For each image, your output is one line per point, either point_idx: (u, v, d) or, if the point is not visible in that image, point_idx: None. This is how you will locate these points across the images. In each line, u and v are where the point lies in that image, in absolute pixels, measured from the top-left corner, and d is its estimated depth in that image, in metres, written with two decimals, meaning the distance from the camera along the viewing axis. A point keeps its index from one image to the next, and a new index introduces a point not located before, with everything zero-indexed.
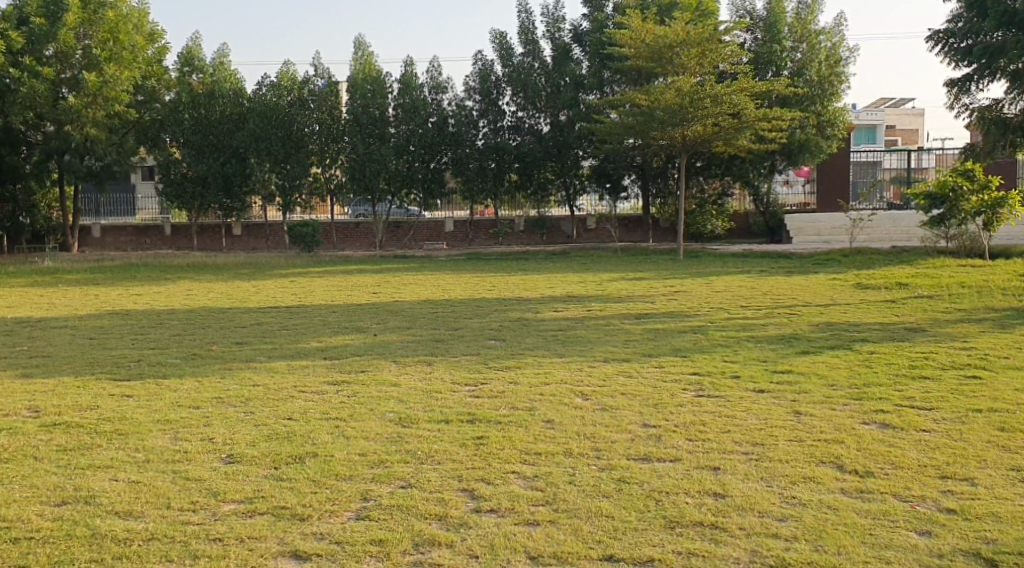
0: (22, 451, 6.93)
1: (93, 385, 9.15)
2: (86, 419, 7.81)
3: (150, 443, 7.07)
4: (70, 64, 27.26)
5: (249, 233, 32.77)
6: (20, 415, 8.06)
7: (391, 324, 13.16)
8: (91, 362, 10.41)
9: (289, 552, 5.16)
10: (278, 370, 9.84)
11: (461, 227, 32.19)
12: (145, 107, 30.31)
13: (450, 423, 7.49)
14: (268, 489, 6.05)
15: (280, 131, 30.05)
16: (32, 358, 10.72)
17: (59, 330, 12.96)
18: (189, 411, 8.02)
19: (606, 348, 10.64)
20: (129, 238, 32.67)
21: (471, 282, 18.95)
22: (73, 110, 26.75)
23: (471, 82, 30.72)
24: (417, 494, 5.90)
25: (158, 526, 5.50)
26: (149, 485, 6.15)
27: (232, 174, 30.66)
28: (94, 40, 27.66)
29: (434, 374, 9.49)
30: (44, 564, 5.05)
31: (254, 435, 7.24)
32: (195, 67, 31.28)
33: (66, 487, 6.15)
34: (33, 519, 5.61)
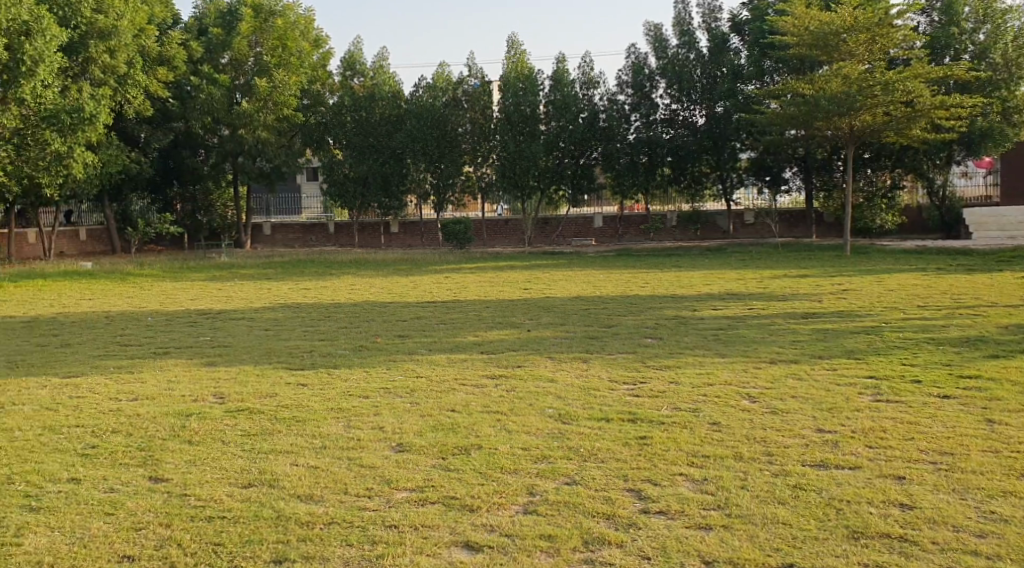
0: (210, 435, 7.32)
1: (270, 373, 9.57)
2: (266, 406, 8.16)
3: (325, 430, 7.32)
4: (244, 71, 29.66)
5: (405, 231, 33.63)
6: (207, 400, 8.51)
7: (545, 320, 13.20)
8: (268, 352, 10.89)
9: (461, 541, 5.22)
10: (440, 363, 10.01)
11: (612, 223, 31.93)
12: (310, 110, 31.73)
13: (612, 421, 7.40)
14: (438, 478, 6.14)
15: (434, 130, 30.72)
16: (214, 347, 11.33)
17: (237, 321, 13.65)
18: (359, 400, 8.26)
19: (773, 348, 10.29)
20: (296, 235, 34.23)
21: (625, 279, 18.77)
22: (247, 115, 28.83)
23: (624, 75, 30.49)
24: (584, 491, 5.85)
25: (337, 511, 5.66)
26: (325, 470, 6.36)
27: (391, 174, 31.46)
28: (264, 47, 29.73)
29: (593, 371, 9.41)
30: (236, 543, 5.30)
31: (422, 425, 7.37)
32: (356, 71, 32.55)
33: (251, 470, 6.44)
34: (224, 499, 5.90)
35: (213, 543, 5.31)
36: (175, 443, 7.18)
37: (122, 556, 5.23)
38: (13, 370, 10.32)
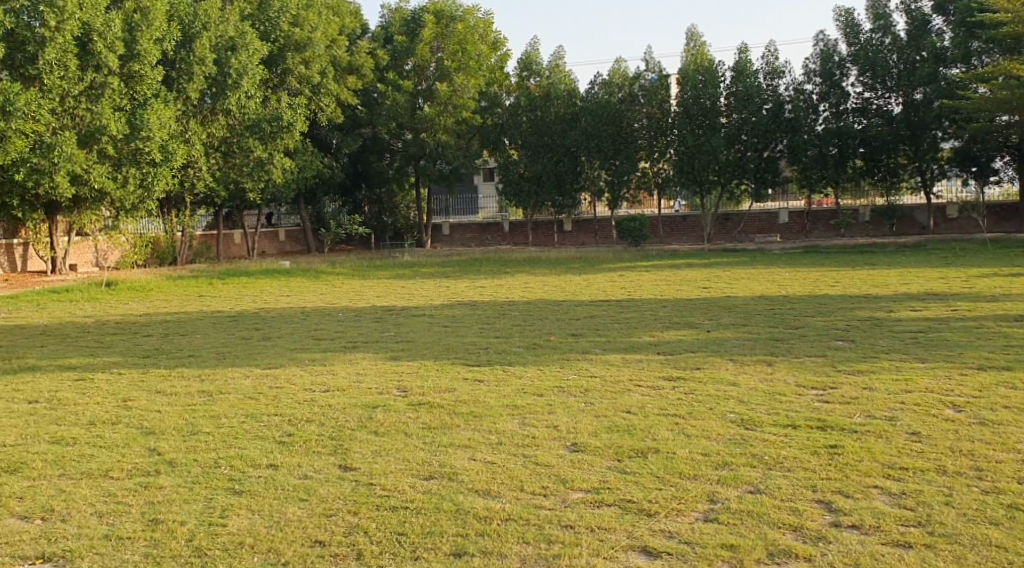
0: (393, 427, 7.47)
1: (449, 369, 9.71)
2: (445, 400, 8.26)
3: (502, 427, 7.31)
4: (426, 76, 30.86)
5: (578, 229, 33.67)
6: (389, 393, 8.71)
7: (726, 320, 12.77)
8: (447, 348, 11.06)
9: (639, 546, 5.04)
10: (616, 362, 9.84)
11: (797, 219, 30.94)
12: (488, 112, 32.48)
13: (798, 428, 7.01)
14: (614, 480, 5.99)
15: (610, 127, 30.55)
16: (396, 342, 11.63)
17: (418, 318, 13.97)
18: (535, 398, 8.23)
19: (979, 354, 9.49)
20: (473, 235, 34.97)
21: (811, 278, 17.91)
22: (428, 119, 30.16)
23: (812, 64, 29.23)
24: (769, 501, 5.54)
25: (514, 508, 5.61)
26: (503, 467, 6.34)
27: (565, 172, 31.57)
28: (445, 51, 30.87)
29: (777, 375, 8.98)
30: (417, 534, 5.34)
31: (597, 426, 7.24)
32: (532, 72, 32.70)
33: (432, 463, 6.51)
34: (406, 491, 5.98)
35: (396, 533, 5.38)
36: (362, 433, 7.37)
37: (314, 541, 5.37)
38: (218, 360, 10.99)
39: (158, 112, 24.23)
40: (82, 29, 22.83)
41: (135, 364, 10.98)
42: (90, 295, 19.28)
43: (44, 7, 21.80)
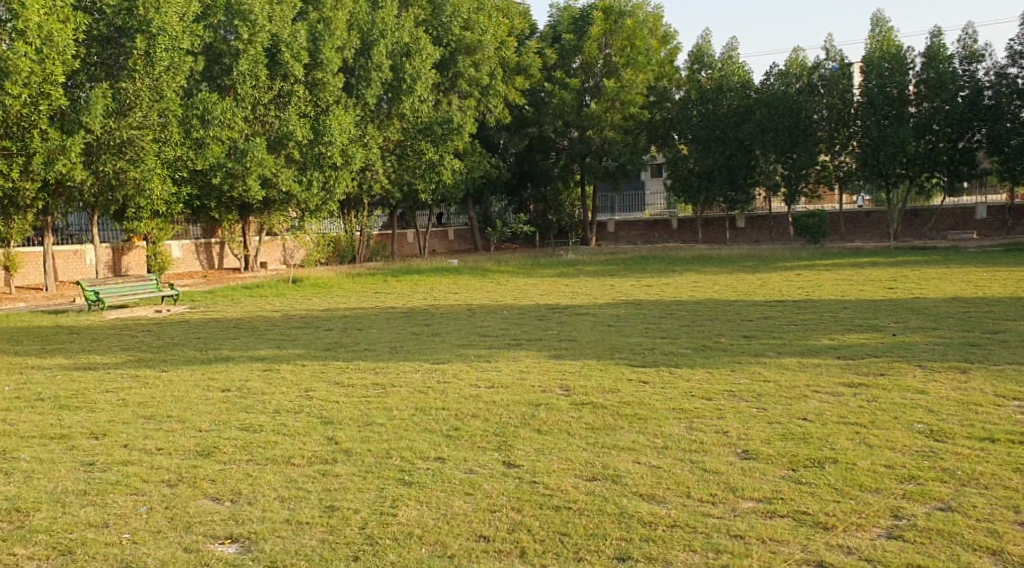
0: (557, 426, 7.36)
1: (614, 369, 9.52)
2: (610, 401, 8.08)
3: (668, 430, 7.05)
4: (593, 73, 30.99)
5: (752, 225, 32.50)
6: (553, 392, 8.62)
7: (913, 323, 11.93)
8: (612, 348, 10.86)
9: (816, 561, 4.69)
10: (790, 367, 9.35)
11: (997, 214, 28.70)
12: (656, 107, 32.11)
13: (997, 442, 6.40)
14: (787, 490, 5.63)
15: (788, 119, 29.18)
16: (561, 341, 11.54)
17: (583, 316, 13.83)
18: (703, 401, 7.91)
19: None
20: (641, 232, 34.51)
21: (1011, 279, 16.50)
22: (595, 117, 30.13)
23: (1015, 46, 27.11)
24: (963, 520, 5.04)
25: (680, 514, 5.37)
26: (669, 471, 6.10)
27: (737, 166, 30.66)
28: (613, 48, 30.96)
29: (972, 383, 8.25)
30: (580, 535, 5.20)
31: (769, 433, 6.86)
32: (704, 64, 31.80)
33: (596, 464, 6.35)
34: (570, 491, 5.85)
35: (559, 533, 5.25)
36: (526, 431, 7.30)
37: (478, 536, 5.31)
38: (391, 355, 11.23)
39: (339, 118, 25.52)
40: (272, 41, 24.52)
41: (315, 357, 11.39)
42: (277, 291, 20.27)
43: (240, 22, 23.57)
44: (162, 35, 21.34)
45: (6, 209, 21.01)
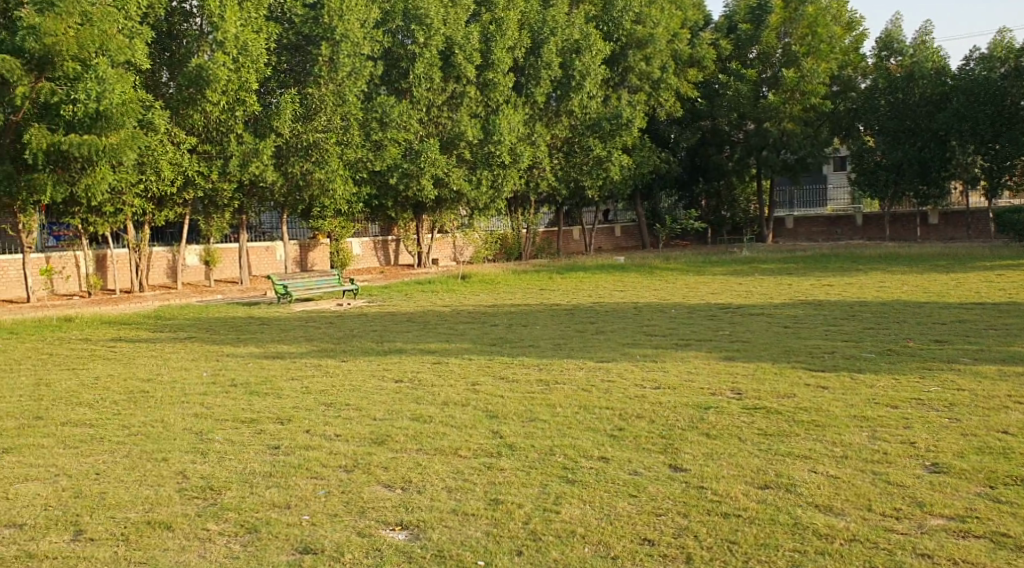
0: (726, 430, 7.04)
1: (789, 373, 9.05)
2: (785, 406, 7.66)
3: (848, 439, 6.59)
4: (771, 63, 29.91)
5: (947, 222, 30.59)
6: (723, 395, 8.28)
7: None
8: (787, 350, 10.34)
9: None
10: (987, 375, 8.59)
11: None
12: (840, 97, 30.74)
13: None
14: (983, 509, 5.12)
15: (989, 107, 26.75)
16: (733, 342, 11.11)
17: (757, 317, 13.28)
18: (888, 410, 7.36)
19: None
20: (821, 228, 33.26)
21: None
22: (772, 107, 29.02)
23: None
24: None
25: (860, 528, 4.98)
26: (848, 483, 5.68)
27: (931, 159, 28.55)
28: (794, 37, 29.84)
29: None
30: (750, 544, 4.90)
31: (963, 446, 6.29)
32: (893, 51, 30.36)
33: (768, 471, 6.01)
34: (739, 498, 5.55)
35: (727, 541, 4.97)
36: (693, 434, 7.01)
37: (643, 539, 5.10)
38: (556, 352, 11.15)
39: (510, 116, 25.80)
40: (446, 43, 25.05)
41: (484, 352, 11.45)
42: (448, 287, 20.67)
43: (416, 26, 24.26)
44: (344, 42, 22.34)
45: (207, 208, 22.46)
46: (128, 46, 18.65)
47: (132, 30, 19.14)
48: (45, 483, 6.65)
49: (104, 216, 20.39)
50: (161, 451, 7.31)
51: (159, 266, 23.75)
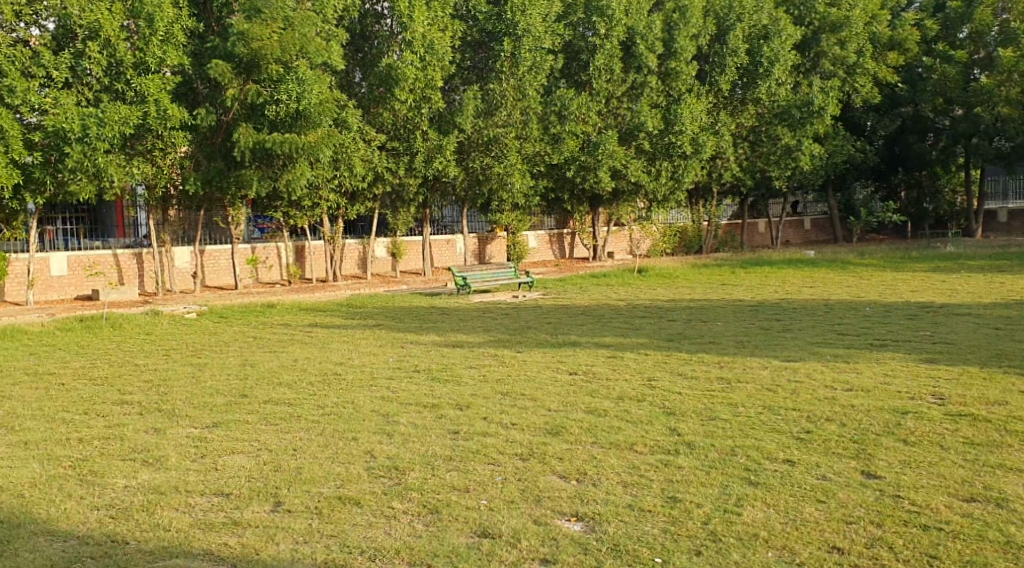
0: (926, 437, 6.52)
1: (1000, 379, 8.30)
2: (995, 414, 7.03)
3: None
4: (984, 43, 28.01)
5: None
6: (923, 400, 7.70)
7: None
8: (997, 354, 9.50)
9: None
10: None
11: None
12: None
13: None
14: None
15: None
16: (936, 344, 10.33)
17: (962, 317, 12.32)
18: None
19: None
20: None
21: None
22: (985, 90, 26.88)
23: None
24: None
25: None
26: None
27: None
28: (1011, 13, 27.61)
29: None
30: (955, 561, 4.52)
31: None
32: None
33: (975, 484, 5.53)
34: (942, 510, 5.12)
35: (928, 556, 4.60)
36: (889, 440, 6.53)
37: (832, 547, 4.77)
38: (739, 349, 10.72)
39: (691, 106, 25.22)
40: (627, 33, 24.76)
41: (660, 347, 11.18)
42: (625, 280, 20.43)
43: (597, 17, 24.01)
44: (525, 37, 22.61)
45: (394, 203, 23.16)
46: (324, 48, 19.50)
47: (329, 33, 20.05)
48: (248, 456, 6.98)
49: (303, 209, 21.41)
50: (350, 431, 7.52)
51: (350, 258, 24.76)
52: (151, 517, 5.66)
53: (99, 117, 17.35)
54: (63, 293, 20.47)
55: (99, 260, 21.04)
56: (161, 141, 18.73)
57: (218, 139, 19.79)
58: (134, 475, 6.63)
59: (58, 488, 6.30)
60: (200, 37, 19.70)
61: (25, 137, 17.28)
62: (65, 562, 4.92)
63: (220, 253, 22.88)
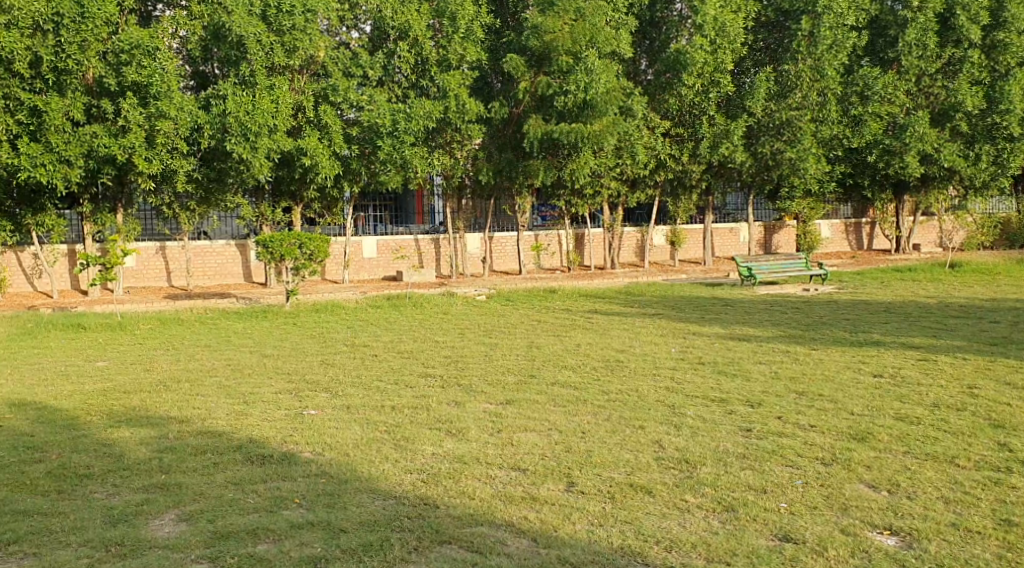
0: None
1: None
2: None
3: None
4: None
5: None
6: None
7: None
8: None
9: None
10: None
11: None
12: None
13: None
14: None
15: None
16: None
17: None
18: None
19: None
20: None
21: None
22: None
23: None
24: None
25: None
26: None
27: None
28: None
29: None
30: None
31: None
32: None
33: None
34: None
35: None
36: None
37: None
38: None
39: (1019, 83, 22.76)
40: (944, 5, 22.82)
41: (981, 351, 10.20)
42: (933, 276, 18.83)
43: None
44: (827, 14, 21.38)
45: (675, 189, 23.00)
46: (614, 36, 19.77)
47: (619, 21, 20.08)
48: (541, 435, 7.21)
49: (584, 197, 21.77)
50: (638, 418, 7.54)
51: (629, 245, 24.90)
52: (457, 485, 6.00)
53: (407, 113, 18.66)
54: (373, 273, 22.34)
55: (403, 244, 22.70)
56: (460, 134, 19.78)
57: (509, 131, 20.78)
58: (440, 443, 7.07)
59: (375, 450, 6.86)
60: (497, 33, 20.60)
61: (345, 131, 19.04)
62: (385, 519, 5.34)
63: (508, 239, 23.90)
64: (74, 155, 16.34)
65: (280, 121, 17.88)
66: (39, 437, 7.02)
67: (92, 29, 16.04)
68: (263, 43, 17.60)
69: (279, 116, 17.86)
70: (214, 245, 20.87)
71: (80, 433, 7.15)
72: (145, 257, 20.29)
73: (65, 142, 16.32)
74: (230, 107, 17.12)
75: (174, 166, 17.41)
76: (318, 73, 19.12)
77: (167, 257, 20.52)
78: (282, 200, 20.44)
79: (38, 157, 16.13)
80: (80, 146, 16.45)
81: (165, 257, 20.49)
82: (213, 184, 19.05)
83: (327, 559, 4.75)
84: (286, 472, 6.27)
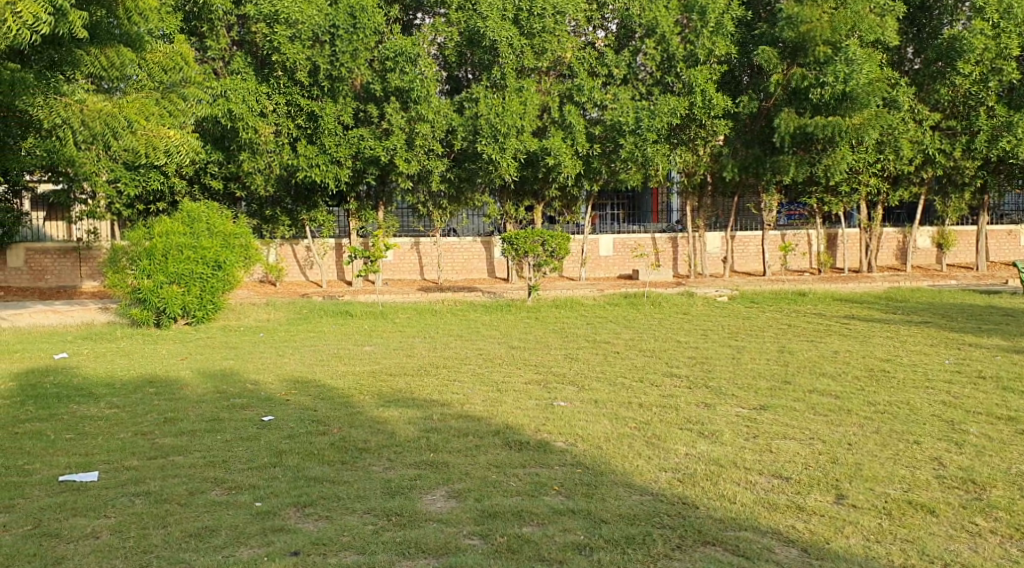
0: None
1: None
2: None
3: None
4: None
5: None
6: None
7: None
8: None
9: None
10: None
11: None
12: None
13: None
14: None
15: None
16: None
17: None
18: None
19: None
20: None
21: None
22: None
23: None
24: None
25: None
26: None
27: None
28: None
29: None
30: None
31: None
32: None
33: None
34: None
35: None
36: None
37: None
38: None
39: None
40: None
41: None
42: None
43: None
44: None
45: (943, 187, 21.43)
46: (879, 24, 18.59)
47: (884, 7, 18.79)
48: (802, 444, 6.89)
49: (839, 195, 20.71)
50: (911, 433, 7.04)
51: (886, 247, 23.41)
52: (717, 487, 5.85)
53: (651, 110, 18.50)
54: (609, 271, 22.43)
55: (641, 243, 22.60)
56: (705, 130, 19.43)
57: (759, 126, 20.13)
58: (693, 444, 6.92)
59: (628, 445, 6.84)
60: (748, 25, 19.96)
61: (588, 131, 19.07)
62: (646, 514, 5.30)
63: (750, 239, 23.13)
64: (344, 156, 17.59)
65: (529, 122, 18.33)
66: (320, 412, 7.59)
67: (362, 39, 17.17)
68: (514, 46, 18.08)
69: (528, 117, 18.30)
70: (462, 241, 21.71)
71: (354, 410, 7.66)
72: (402, 253, 21.48)
73: (336, 144, 17.55)
74: (483, 110, 17.72)
75: (431, 167, 18.20)
76: (564, 73, 19.43)
77: (421, 252, 21.61)
78: (527, 199, 20.91)
79: (315, 158, 17.51)
80: (350, 147, 17.65)
81: (419, 252, 21.60)
82: (465, 183, 19.82)
83: (592, 547, 4.81)
84: (545, 459, 6.39)
